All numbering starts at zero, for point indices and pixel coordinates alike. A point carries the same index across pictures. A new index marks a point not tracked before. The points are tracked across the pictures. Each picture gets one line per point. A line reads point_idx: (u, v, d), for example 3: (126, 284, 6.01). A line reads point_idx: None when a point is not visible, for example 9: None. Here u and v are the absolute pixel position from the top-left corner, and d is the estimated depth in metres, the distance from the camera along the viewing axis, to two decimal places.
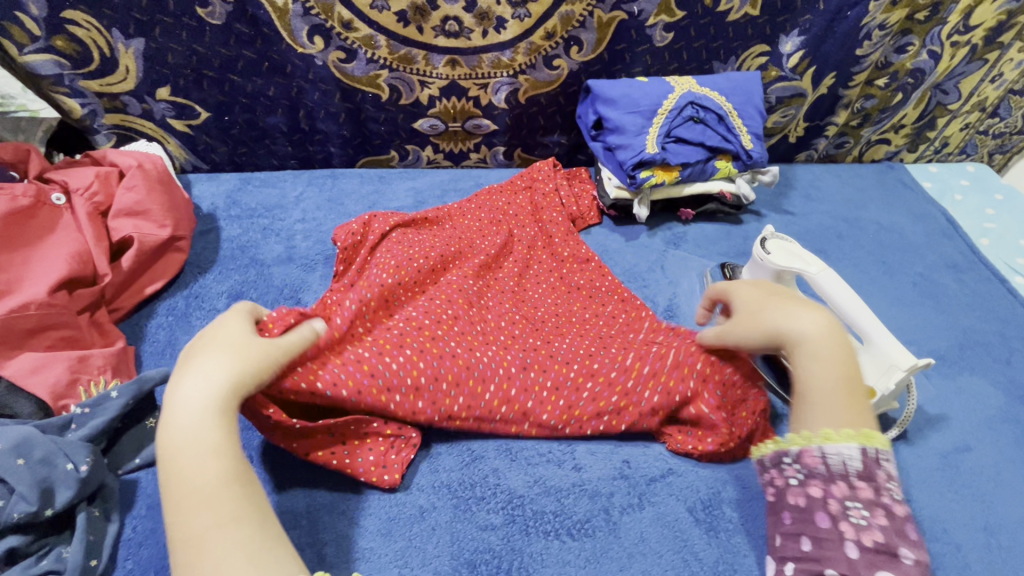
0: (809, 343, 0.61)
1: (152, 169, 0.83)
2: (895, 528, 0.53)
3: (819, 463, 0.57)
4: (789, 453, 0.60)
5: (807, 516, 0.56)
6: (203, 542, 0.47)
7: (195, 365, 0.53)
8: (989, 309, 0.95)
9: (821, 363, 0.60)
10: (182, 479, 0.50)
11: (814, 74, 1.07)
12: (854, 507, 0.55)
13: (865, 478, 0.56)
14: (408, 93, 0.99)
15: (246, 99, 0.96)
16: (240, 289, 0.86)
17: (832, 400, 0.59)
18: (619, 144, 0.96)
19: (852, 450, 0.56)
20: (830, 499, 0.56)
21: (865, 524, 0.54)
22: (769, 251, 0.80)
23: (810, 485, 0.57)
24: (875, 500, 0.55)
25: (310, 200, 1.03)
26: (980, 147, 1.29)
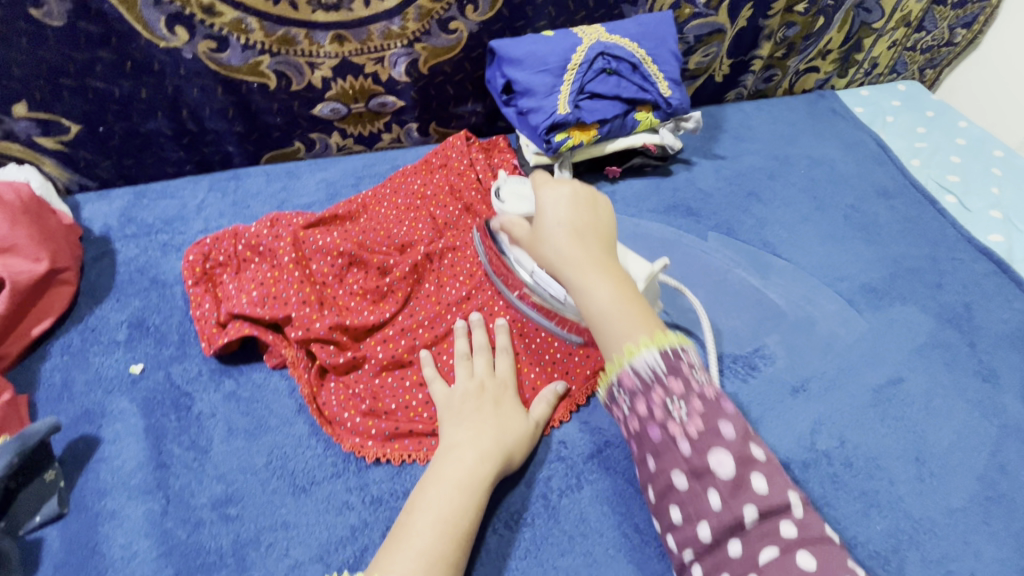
0: (578, 265, 0.58)
1: (13, 198, 0.75)
2: (711, 409, 0.52)
3: (634, 381, 0.54)
4: (613, 383, 0.56)
5: (645, 437, 0.55)
6: (410, 528, 0.56)
7: (477, 408, 0.66)
8: (920, 234, 0.94)
9: (596, 292, 0.56)
10: (439, 484, 0.59)
11: (730, 7, 1.01)
12: (674, 403, 0.53)
13: (674, 374, 0.53)
14: (298, 78, 0.91)
15: (118, 106, 0.87)
16: (140, 316, 0.80)
17: (613, 318, 0.55)
18: (531, 108, 0.90)
19: (653, 357, 0.53)
20: (654, 408, 0.54)
21: (685, 417, 0.52)
22: (504, 200, 0.71)
23: (636, 403, 0.55)
24: (687, 390, 0.53)
25: (213, 207, 0.95)
26: (910, 64, 1.26)
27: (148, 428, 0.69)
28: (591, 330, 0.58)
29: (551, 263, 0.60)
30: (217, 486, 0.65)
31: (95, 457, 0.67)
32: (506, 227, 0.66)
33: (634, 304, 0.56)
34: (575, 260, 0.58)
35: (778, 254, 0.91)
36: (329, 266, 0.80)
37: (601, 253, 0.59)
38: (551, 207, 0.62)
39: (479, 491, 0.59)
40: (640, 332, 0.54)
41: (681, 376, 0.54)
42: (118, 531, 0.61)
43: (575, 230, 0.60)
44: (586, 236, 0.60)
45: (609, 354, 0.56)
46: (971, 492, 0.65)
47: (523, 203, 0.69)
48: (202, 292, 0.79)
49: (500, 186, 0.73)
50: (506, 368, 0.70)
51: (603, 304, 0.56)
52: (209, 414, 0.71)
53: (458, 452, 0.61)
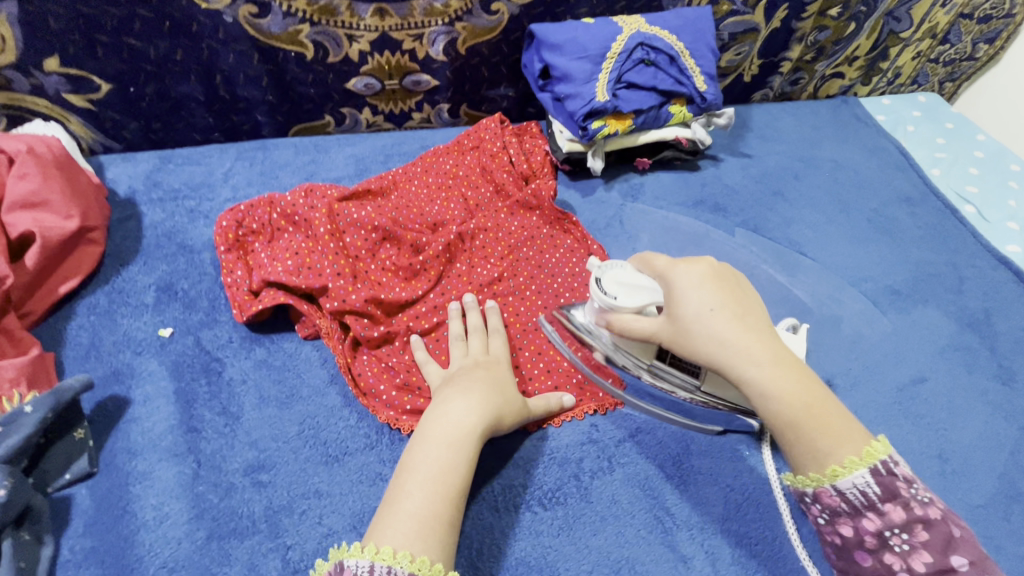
0: (763, 384, 0.56)
1: (46, 153, 0.74)
2: (939, 542, 0.49)
3: (840, 503, 0.53)
4: (807, 494, 0.55)
5: (848, 554, 0.53)
6: (401, 492, 0.54)
7: (464, 379, 0.65)
8: (941, 241, 0.96)
9: (783, 393, 0.55)
10: (429, 448, 0.57)
11: (767, 6, 1.02)
12: (892, 534, 0.51)
13: (890, 499, 0.51)
14: (336, 50, 0.90)
15: (152, 67, 0.86)
16: (169, 280, 0.79)
17: (804, 428, 0.54)
18: (568, 93, 0.91)
19: (865, 478, 0.52)
20: (865, 536, 0.52)
21: (909, 548, 0.50)
22: (613, 295, 0.63)
23: (838, 523, 0.54)
24: (909, 518, 0.51)
25: (241, 175, 0.94)
26: (931, 76, 1.28)
27: (178, 392, 0.69)
28: (789, 440, 0.55)
29: (716, 343, 0.57)
30: (250, 452, 0.65)
31: (125, 418, 0.66)
32: (618, 323, 0.63)
33: (818, 399, 0.55)
34: (756, 355, 0.57)
35: (805, 253, 0.93)
36: (363, 240, 0.79)
37: (778, 362, 0.57)
38: (693, 298, 0.59)
39: (468, 453, 0.58)
40: (850, 441, 0.54)
41: (896, 501, 0.51)
42: (148, 492, 0.61)
43: (734, 316, 0.58)
44: (738, 306, 0.60)
45: (833, 459, 0.53)
46: (991, 489, 0.67)
47: (627, 299, 0.63)
48: (234, 259, 0.78)
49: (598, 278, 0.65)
50: (502, 350, 0.71)
51: (783, 402, 0.55)
52: (240, 380, 0.70)
53: (444, 411, 0.60)
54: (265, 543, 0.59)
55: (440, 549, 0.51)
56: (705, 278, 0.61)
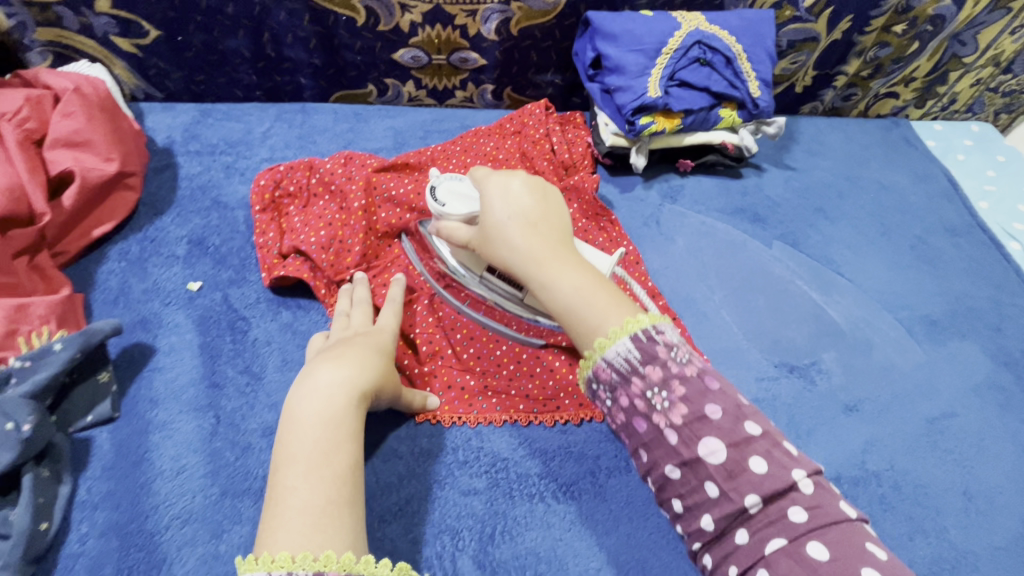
0: (533, 265, 0.57)
1: (92, 93, 0.74)
2: (692, 392, 0.51)
3: (611, 374, 0.54)
4: (592, 377, 0.55)
5: (633, 429, 0.54)
6: (286, 490, 0.49)
7: (333, 351, 0.59)
8: (984, 275, 0.94)
9: (564, 278, 0.57)
10: (295, 434, 0.52)
11: (831, 16, 0.99)
12: (654, 393, 0.52)
13: (649, 362, 0.52)
14: (387, 18, 0.89)
15: (202, 17, 0.85)
16: (201, 234, 0.78)
17: (580, 304, 0.55)
18: (619, 86, 0.89)
19: (624, 347, 0.53)
20: (635, 400, 0.53)
21: (667, 405, 0.52)
22: (444, 203, 0.65)
23: (617, 398, 0.54)
24: (666, 375, 0.52)
25: (279, 136, 0.93)
26: (988, 105, 1.24)
27: (203, 346, 0.69)
28: (570, 326, 0.56)
29: (512, 249, 0.58)
30: (269, 415, 0.64)
31: (149, 365, 0.66)
32: (444, 229, 0.64)
33: (598, 284, 0.57)
34: (528, 253, 0.58)
35: (841, 273, 0.90)
36: (393, 218, 0.77)
37: (549, 245, 0.58)
38: (499, 200, 0.60)
39: (346, 428, 0.54)
40: (610, 313, 0.55)
41: (657, 361, 0.52)
42: (167, 443, 0.61)
43: (527, 222, 0.59)
44: (541, 194, 0.61)
45: (601, 334, 0.54)
46: (1015, 533, 0.66)
47: (453, 205, 0.65)
48: (268, 220, 0.78)
49: (435, 185, 0.67)
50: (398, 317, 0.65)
51: (569, 289, 0.56)
52: (265, 341, 0.70)
53: (316, 382, 0.55)
54: None
55: (350, 531, 0.48)
56: (533, 188, 0.61)
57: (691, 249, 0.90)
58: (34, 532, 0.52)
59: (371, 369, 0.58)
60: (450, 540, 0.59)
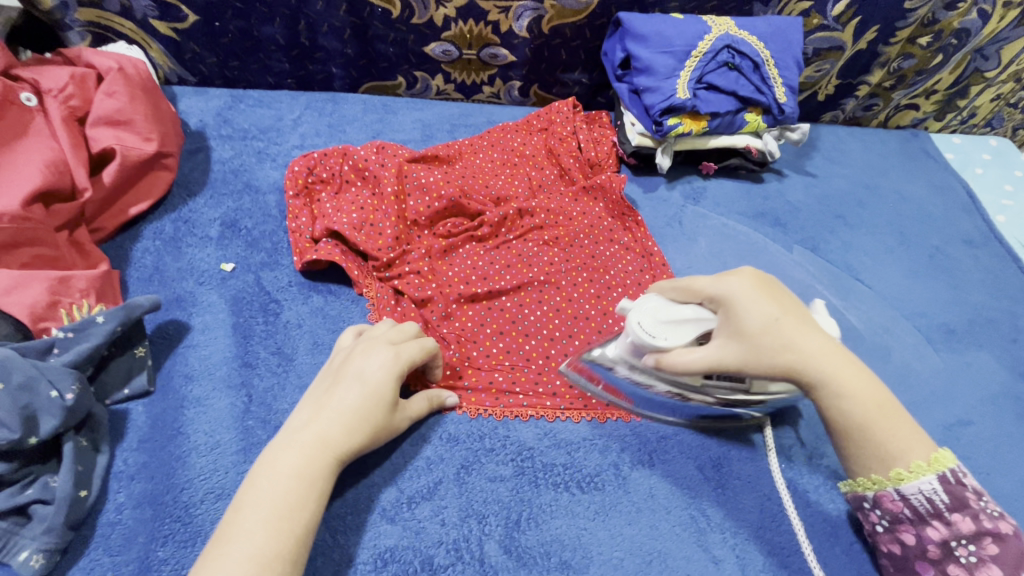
0: (831, 386, 0.56)
1: (134, 74, 0.75)
2: (1006, 555, 0.50)
3: (904, 510, 0.55)
4: (868, 500, 0.58)
5: (911, 560, 0.56)
6: (235, 531, 0.47)
7: (338, 383, 0.57)
8: (1001, 287, 0.95)
9: (856, 393, 0.56)
10: (271, 473, 0.50)
11: (858, 26, 1.00)
12: (959, 543, 0.52)
13: (957, 509, 0.53)
14: (421, 11, 0.90)
15: (240, 4, 0.86)
16: (233, 217, 0.80)
17: (878, 423, 0.55)
18: (648, 87, 0.90)
19: (929, 484, 0.54)
20: (928, 543, 0.54)
21: (975, 560, 0.51)
22: (663, 335, 0.59)
23: (901, 531, 0.56)
24: (977, 528, 0.52)
25: (309, 124, 0.95)
26: (1006, 121, 1.25)
27: (236, 326, 0.70)
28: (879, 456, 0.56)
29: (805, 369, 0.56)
30: (300, 395, 0.66)
31: (183, 342, 0.67)
32: (665, 362, 0.59)
33: (886, 403, 0.56)
34: (833, 369, 0.56)
35: (860, 280, 0.92)
36: (424, 205, 0.79)
37: (841, 354, 0.57)
38: (749, 313, 0.56)
39: (317, 486, 0.51)
40: (869, 394, 0.56)
41: (965, 510, 0.52)
42: (201, 418, 0.62)
43: (796, 333, 0.57)
44: (795, 307, 0.59)
45: (911, 457, 0.54)
46: None
47: (671, 334, 0.59)
48: (301, 205, 0.79)
49: (636, 317, 0.60)
50: (409, 353, 0.61)
51: (855, 407, 0.56)
52: (296, 324, 0.71)
53: (299, 435, 0.53)
54: None
55: None
56: (758, 285, 0.59)
57: (712, 251, 0.91)
58: (74, 499, 0.53)
59: (364, 417, 0.56)
60: (477, 524, 0.60)
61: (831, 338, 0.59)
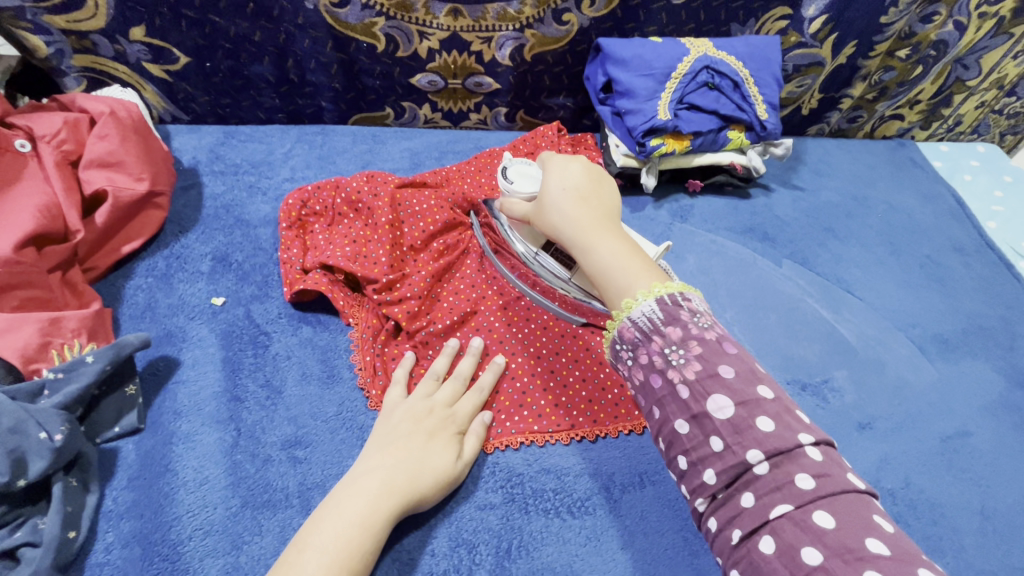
0: (581, 246, 0.61)
1: (127, 117, 0.77)
2: (708, 351, 0.51)
3: (634, 334, 0.54)
4: (618, 340, 0.55)
5: (655, 398, 0.52)
6: (290, 568, 0.50)
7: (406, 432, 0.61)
8: (994, 294, 0.95)
9: (600, 247, 0.60)
10: (337, 517, 0.54)
11: (836, 41, 1.02)
12: (673, 351, 0.52)
13: (671, 322, 0.52)
14: (405, 45, 0.92)
15: (230, 45, 0.89)
16: (224, 251, 0.81)
17: (628, 270, 0.58)
18: (630, 109, 0.91)
19: (649, 307, 0.53)
20: (654, 357, 0.52)
21: (683, 361, 0.51)
22: (511, 181, 0.71)
23: (638, 356, 0.53)
24: (685, 335, 0.52)
25: (299, 157, 0.96)
26: (993, 127, 1.25)
27: (227, 360, 0.70)
28: (605, 290, 0.59)
29: (556, 224, 0.63)
30: (288, 428, 0.66)
31: (173, 378, 0.68)
32: (506, 209, 0.71)
33: (631, 255, 0.59)
34: (573, 227, 0.62)
35: (851, 291, 0.92)
36: (413, 233, 0.79)
37: (610, 223, 0.63)
38: (556, 178, 0.66)
39: (379, 537, 0.54)
40: (644, 273, 0.58)
41: (676, 321, 0.52)
42: (191, 455, 0.62)
43: (576, 195, 0.64)
44: (597, 182, 0.67)
45: (630, 292, 0.56)
46: None
47: (518, 182, 0.71)
48: (293, 236, 0.80)
49: (505, 165, 0.73)
50: (462, 410, 0.66)
51: (607, 257, 0.59)
52: (288, 355, 0.72)
53: (366, 481, 0.56)
54: (296, 518, 0.60)
55: None
56: (589, 172, 0.67)
57: (701, 268, 0.91)
58: (63, 541, 0.53)
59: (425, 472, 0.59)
60: (466, 555, 0.60)
61: (621, 232, 0.63)
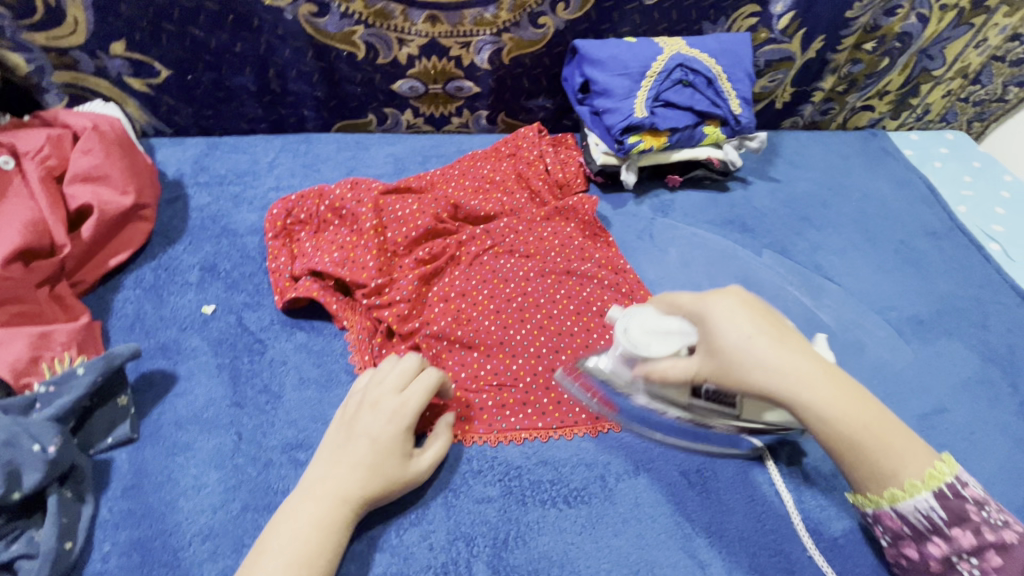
0: (813, 406, 0.54)
1: (109, 131, 0.78)
2: (1004, 562, 0.51)
3: (900, 526, 0.56)
4: (868, 515, 0.59)
5: (916, 566, 0.57)
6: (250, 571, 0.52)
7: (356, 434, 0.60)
8: (967, 275, 0.98)
9: (846, 414, 0.54)
10: (292, 521, 0.55)
11: (804, 36, 1.05)
12: (961, 558, 0.53)
13: (956, 525, 0.53)
14: (385, 52, 0.94)
15: (211, 57, 0.90)
16: (212, 261, 0.82)
17: (888, 445, 0.54)
18: (607, 108, 0.94)
19: (925, 502, 0.54)
20: (929, 556, 0.55)
21: (973, 573, 0.52)
22: (644, 344, 0.59)
23: (903, 544, 0.57)
24: (977, 544, 0.52)
25: (284, 166, 0.97)
26: (960, 115, 1.29)
27: (219, 367, 0.71)
28: (867, 477, 0.56)
29: (767, 382, 0.54)
30: (289, 431, 0.67)
31: (166, 387, 0.68)
32: (655, 373, 0.59)
33: (882, 421, 0.55)
34: (801, 380, 0.54)
35: (830, 278, 0.94)
36: (402, 238, 0.80)
37: (841, 388, 0.54)
38: (727, 320, 0.55)
39: (339, 535, 0.56)
40: (914, 459, 0.54)
41: (965, 523, 0.53)
42: (190, 462, 0.63)
43: (778, 340, 0.55)
44: (782, 334, 0.56)
45: (903, 475, 0.54)
46: None
47: (652, 344, 0.59)
48: (280, 245, 0.82)
49: (624, 325, 0.61)
50: (412, 400, 0.62)
51: (837, 413, 0.54)
52: (280, 361, 0.73)
53: (319, 487, 0.57)
54: None
55: None
56: (755, 308, 0.57)
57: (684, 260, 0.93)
58: (60, 551, 0.54)
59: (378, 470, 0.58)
60: (465, 548, 0.61)
61: (813, 350, 0.57)
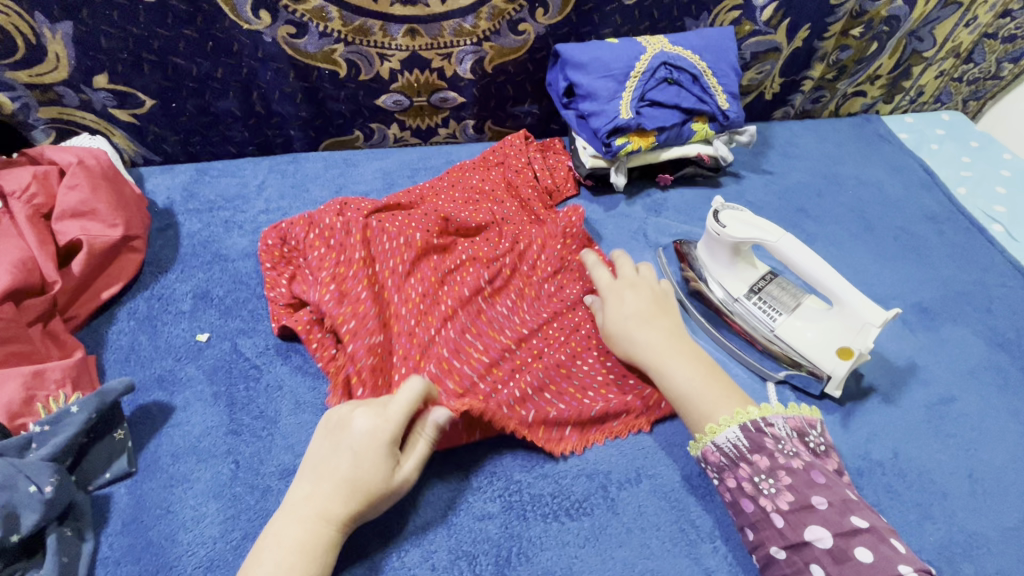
0: (652, 363, 0.68)
1: (95, 165, 0.78)
2: (798, 483, 0.57)
3: (720, 456, 0.61)
4: (702, 455, 0.62)
5: (740, 507, 0.59)
6: None
7: (338, 450, 0.58)
8: (969, 259, 0.96)
9: (679, 371, 0.66)
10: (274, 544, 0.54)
11: (789, 26, 1.04)
12: (761, 479, 0.58)
13: (756, 450, 0.59)
14: (367, 68, 0.94)
15: (194, 83, 0.90)
16: (205, 288, 0.82)
17: (709, 395, 0.64)
18: (592, 111, 0.93)
19: (734, 434, 0.60)
20: (743, 484, 0.59)
21: (774, 491, 0.57)
22: (725, 225, 0.78)
23: (725, 478, 0.61)
24: (773, 465, 0.58)
25: (273, 188, 0.97)
26: (955, 94, 1.27)
27: (215, 395, 0.71)
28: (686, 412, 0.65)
29: (628, 342, 0.70)
30: (287, 456, 0.66)
31: (162, 418, 0.68)
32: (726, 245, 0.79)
33: (710, 377, 0.66)
34: (653, 348, 0.68)
35: None
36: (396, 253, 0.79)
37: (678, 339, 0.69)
38: (615, 302, 0.73)
39: (323, 557, 0.55)
40: (727, 404, 0.63)
41: (763, 450, 0.59)
42: (188, 493, 0.63)
43: (640, 318, 0.71)
44: (653, 316, 0.71)
45: (714, 419, 0.62)
46: None
47: (734, 228, 0.78)
48: (277, 275, 0.80)
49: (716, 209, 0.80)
50: (395, 415, 0.59)
51: (684, 380, 0.65)
52: (276, 386, 0.72)
53: (301, 508, 0.56)
54: None
55: None
56: (644, 296, 0.74)
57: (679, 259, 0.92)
58: None
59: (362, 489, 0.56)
60: (467, 566, 0.60)
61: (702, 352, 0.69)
